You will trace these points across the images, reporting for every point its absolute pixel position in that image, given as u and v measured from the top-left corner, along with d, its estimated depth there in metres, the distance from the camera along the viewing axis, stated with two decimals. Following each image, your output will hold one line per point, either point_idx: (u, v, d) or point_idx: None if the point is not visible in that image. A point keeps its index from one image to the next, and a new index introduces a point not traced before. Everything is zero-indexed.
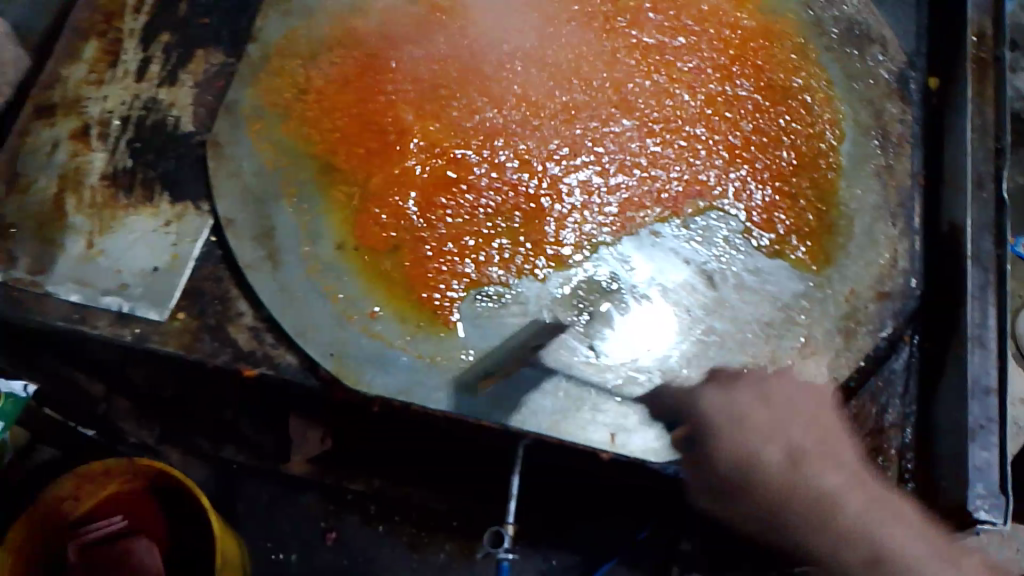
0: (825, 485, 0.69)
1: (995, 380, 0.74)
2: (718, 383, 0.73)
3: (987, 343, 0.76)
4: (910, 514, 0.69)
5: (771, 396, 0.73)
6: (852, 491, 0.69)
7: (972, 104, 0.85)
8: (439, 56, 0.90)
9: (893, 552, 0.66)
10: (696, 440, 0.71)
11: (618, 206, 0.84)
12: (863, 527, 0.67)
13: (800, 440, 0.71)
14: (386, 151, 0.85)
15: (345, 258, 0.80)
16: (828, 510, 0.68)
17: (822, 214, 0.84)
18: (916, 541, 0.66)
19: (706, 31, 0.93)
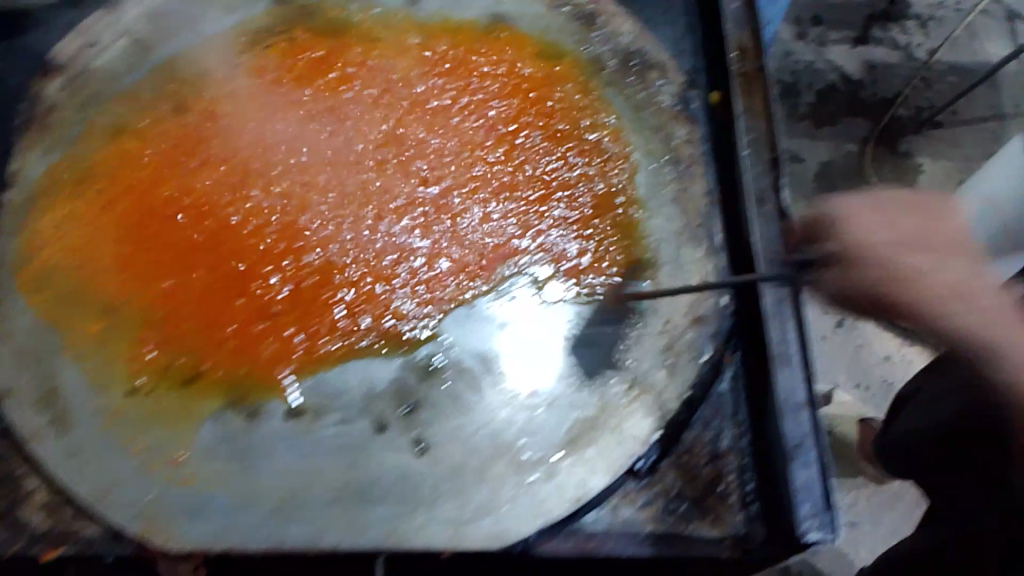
0: (951, 278, 0.65)
1: (805, 395, 0.71)
2: (858, 202, 0.70)
3: (791, 359, 0.73)
4: None
5: (894, 212, 0.69)
6: (995, 313, 0.65)
7: (743, 123, 0.85)
8: (213, 164, 0.85)
9: None
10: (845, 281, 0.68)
11: (424, 285, 0.80)
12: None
13: (939, 235, 0.68)
14: (177, 277, 0.80)
15: (144, 402, 0.75)
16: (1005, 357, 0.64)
17: (627, 251, 0.83)
18: None
19: (485, 87, 0.90)
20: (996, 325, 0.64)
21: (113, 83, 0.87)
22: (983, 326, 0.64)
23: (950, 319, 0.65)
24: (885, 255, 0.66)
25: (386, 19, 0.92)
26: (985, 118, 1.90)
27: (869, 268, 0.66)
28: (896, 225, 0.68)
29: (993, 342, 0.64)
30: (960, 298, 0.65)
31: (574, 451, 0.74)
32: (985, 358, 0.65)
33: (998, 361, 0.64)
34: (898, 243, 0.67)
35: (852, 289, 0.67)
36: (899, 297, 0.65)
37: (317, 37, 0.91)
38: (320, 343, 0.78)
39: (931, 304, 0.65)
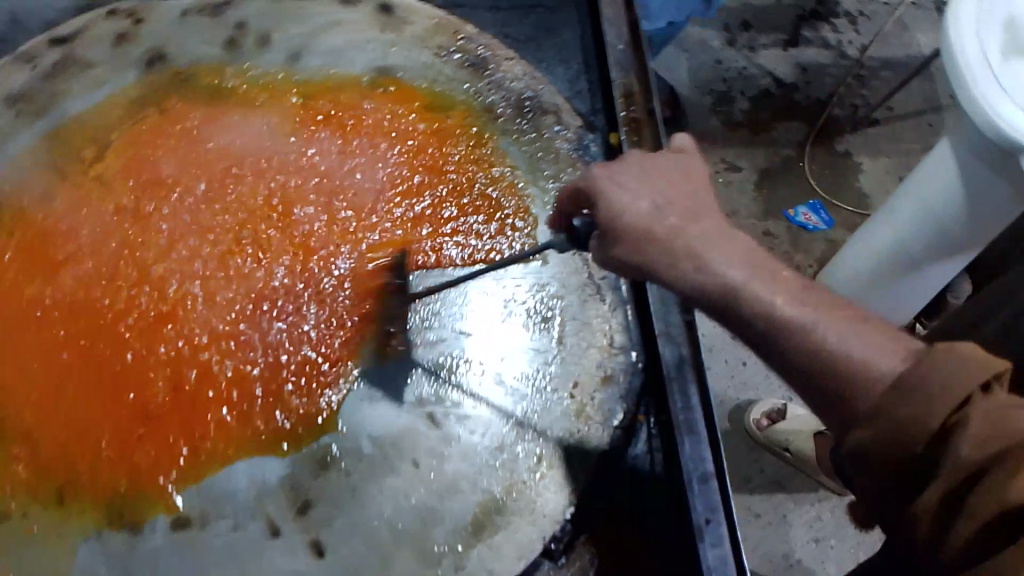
0: (695, 229, 0.59)
1: (713, 466, 0.68)
2: (602, 167, 0.66)
3: (696, 427, 0.69)
4: (853, 310, 0.51)
5: (669, 171, 0.64)
6: (744, 255, 0.57)
7: None
8: (86, 254, 0.79)
9: (778, 325, 0.52)
10: (605, 237, 0.64)
11: (317, 367, 0.75)
12: (739, 307, 0.54)
13: (677, 189, 0.62)
14: (48, 384, 0.74)
15: (14, 525, 0.69)
16: (730, 296, 0.55)
17: (532, 311, 0.79)
18: (837, 331, 0.49)
19: (377, 146, 0.86)
20: (735, 258, 0.57)
21: None
22: (738, 271, 0.55)
23: (728, 287, 0.55)
24: (629, 213, 0.61)
25: (266, 81, 0.89)
26: (922, 111, 1.87)
27: (626, 233, 0.61)
28: (622, 180, 0.64)
29: (756, 288, 0.54)
30: (691, 238, 0.58)
31: (482, 537, 0.69)
32: (730, 311, 0.55)
33: (785, 297, 0.53)
34: (607, 191, 0.64)
35: (621, 253, 0.62)
36: (641, 254, 0.60)
37: (195, 109, 0.87)
38: (206, 443, 0.72)
39: (684, 257, 0.58)
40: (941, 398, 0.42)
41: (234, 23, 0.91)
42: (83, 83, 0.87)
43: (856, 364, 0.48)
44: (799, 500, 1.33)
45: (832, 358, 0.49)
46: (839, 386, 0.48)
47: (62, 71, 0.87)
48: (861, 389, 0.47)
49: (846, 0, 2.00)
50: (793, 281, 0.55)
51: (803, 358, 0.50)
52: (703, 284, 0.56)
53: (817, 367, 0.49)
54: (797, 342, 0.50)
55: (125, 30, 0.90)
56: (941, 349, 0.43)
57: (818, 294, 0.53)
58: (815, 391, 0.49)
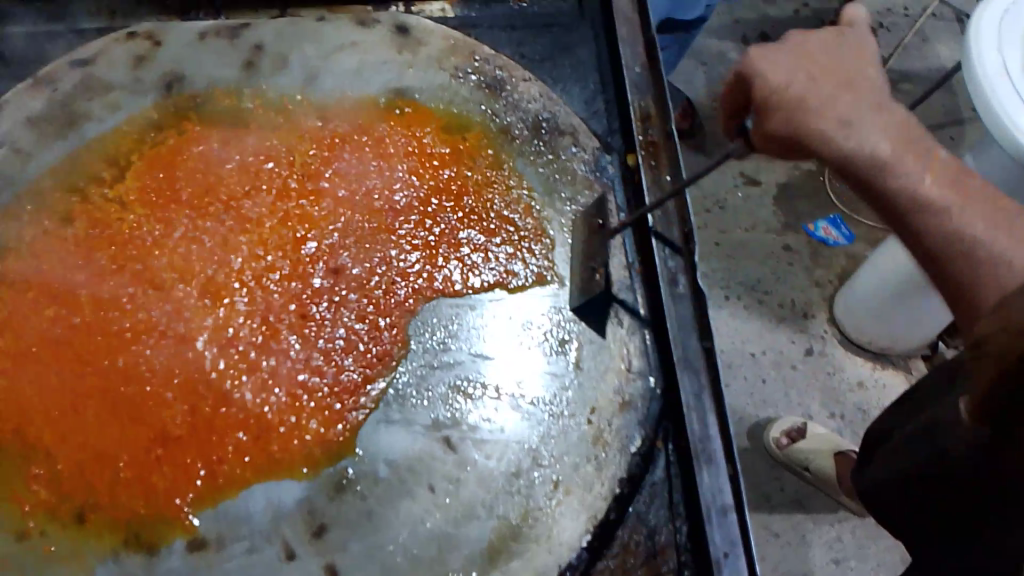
0: (862, 109, 0.63)
1: (731, 497, 0.69)
2: (773, 42, 0.69)
3: (715, 458, 0.71)
4: (1013, 208, 0.57)
5: (816, 54, 0.66)
6: (894, 137, 0.61)
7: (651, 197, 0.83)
8: (104, 275, 0.80)
9: (944, 209, 0.58)
10: (756, 111, 0.67)
11: (334, 392, 0.76)
12: (883, 182, 0.60)
13: (846, 69, 0.65)
14: (66, 405, 0.74)
15: (33, 546, 0.69)
16: (879, 168, 0.60)
17: (548, 335, 0.78)
18: (1000, 223, 0.56)
19: (393, 169, 0.87)
20: (912, 144, 0.61)
21: None
22: (885, 145, 0.61)
23: (852, 133, 0.61)
24: (789, 87, 0.65)
25: (282, 103, 0.89)
26: (943, 125, 1.85)
27: (778, 100, 0.65)
28: (846, 61, 0.66)
29: (901, 158, 0.60)
30: (865, 123, 0.62)
31: (498, 564, 0.69)
32: (850, 174, 0.62)
33: (935, 180, 0.59)
34: (841, 68, 0.65)
35: (775, 121, 0.65)
36: (804, 124, 0.63)
37: (212, 131, 0.88)
38: (223, 466, 0.72)
39: (834, 130, 0.62)
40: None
41: (250, 44, 0.92)
42: (102, 104, 0.88)
43: (978, 260, 0.55)
44: (819, 520, 1.32)
45: (972, 242, 0.56)
46: (952, 251, 0.57)
47: (83, 93, 0.88)
48: (994, 280, 0.54)
49: (865, 12, 1.98)
50: (943, 163, 0.60)
51: (917, 224, 0.59)
52: (851, 152, 0.61)
53: (957, 244, 0.56)
54: (952, 222, 0.57)
55: (145, 51, 0.90)
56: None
57: (971, 185, 0.59)
58: (913, 245, 0.60)
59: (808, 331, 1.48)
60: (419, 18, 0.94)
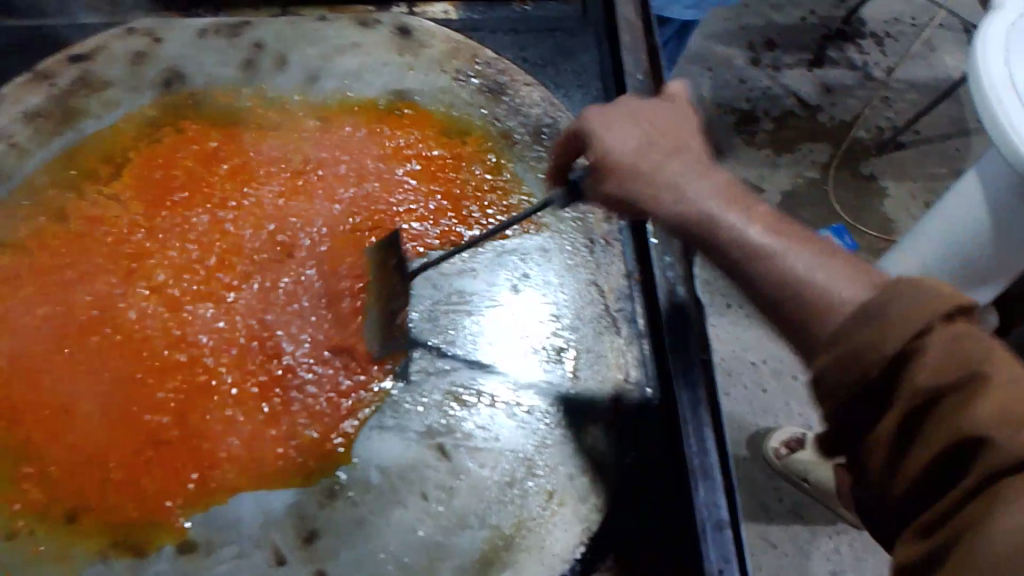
0: (687, 167, 0.62)
1: (728, 511, 0.68)
2: (602, 108, 0.71)
3: (711, 472, 0.70)
4: (841, 254, 0.53)
5: (648, 120, 0.67)
6: (715, 189, 0.59)
7: None
8: (98, 274, 0.79)
9: (767, 250, 0.54)
10: (597, 178, 0.68)
11: (329, 397, 0.75)
12: (706, 225, 0.57)
13: (666, 134, 0.65)
14: (59, 404, 0.73)
15: (20, 545, 0.67)
16: (701, 215, 0.58)
17: (545, 343, 0.78)
18: (831, 264, 0.52)
19: (392, 172, 0.86)
20: (738, 199, 0.58)
21: None
22: (711, 200, 0.58)
23: (682, 185, 0.60)
24: (616, 154, 0.66)
25: (282, 103, 0.89)
26: (947, 135, 1.84)
27: (613, 166, 0.65)
28: (661, 124, 0.67)
29: (710, 210, 0.58)
30: (689, 180, 0.60)
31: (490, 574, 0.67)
32: (682, 227, 0.59)
33: (759, 229, 0.55)
34: (656, 132, 0.66)
35: (612, 187, 0.65)
36: (636, 186, 0.63)
37: (210, 130, 0.87)
38: (216, 469, 0.71)
39: (660, 186, 0.61)
40: (907, 322, 0.45)
41: (251, 43, 0.91)
42: (100, 101, 0.87)
43: (811, 300, 0.51)
44: (816, 531, 1.30)
45: (788, 281, 0.52)
46: (784, 297, 0.52)
47: (81, 89, 0.87)
48: (822, 319, 0.50)
49: (872, 21, 1.97)
50: (766, 215, 0.56)
51: (748, 268, 0.54)
52: (676, 206, 0.60)
53: (781, 285, 0.52)
54: (777, 263, 0.53)
55: (144, 48, 0.90)
56: (895, 290, 0.46)
57: (795, 234, 0.55)
58: (755, 292, 0.54)
59: None
60: (422, 20, 0.94)
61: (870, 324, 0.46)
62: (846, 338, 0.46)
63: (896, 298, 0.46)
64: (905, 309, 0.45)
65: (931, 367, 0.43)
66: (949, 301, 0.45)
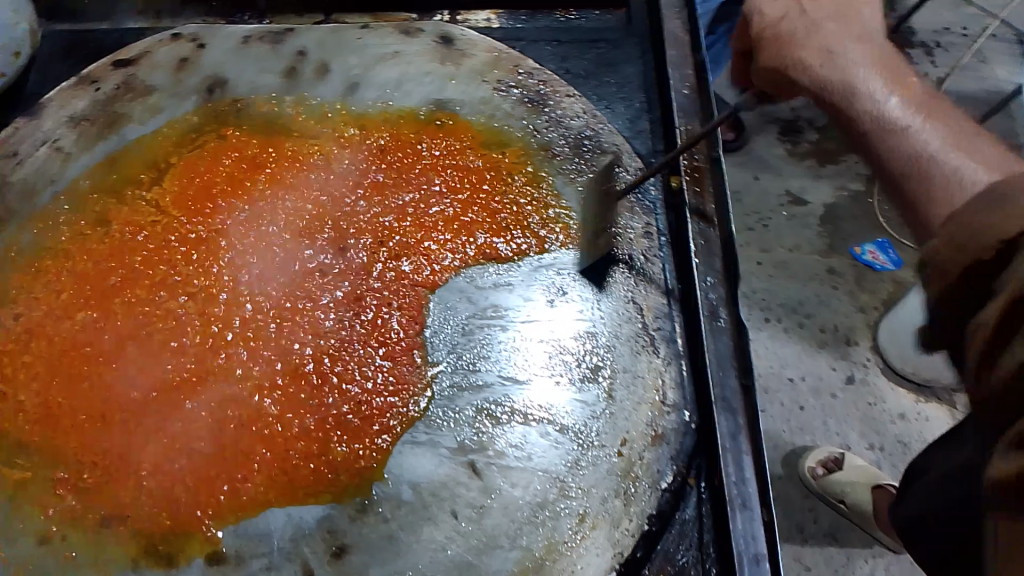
0: (849, 48, 0.64)
1: (765, 545, 0.66)
2: None
3: (750, 503, 0.67)
4: (990, 143, 0.56)
5: (828, 2, 0.69)
6: (872, 71, 0.62)
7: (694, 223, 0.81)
8: (137, 280, 0.80)
9: (908, 129, 0.57)
10: (763, 42, 0.70)
11: (361, 411, 0.75)
12: (853, 97, 0.61)
13: (847, 15, 0.67)
14: (95, 413, 0.74)
15: (54, 550, 0.68)
16: (850, 92, 0.61)
17: (581, 362, 0.76)
18: (961, 148, 0.54)
19: (430, 183, 0.86)
20: (899, 77, 0.62)
21: (33, 198, 0.82)
22: (865, 71, 0.62)
23: (830, 63, 0.64)
24: (785, 29, 0.68)
25: (323, 111, 0.88)
26: None
27: (774, 38, 0.69)
28: (831, 7, 0.67)
29: (860, 83, 0.61)
30: (856, 50, 0.64)
31: None
32: (829, 98, 0.63)
33: (913, 107, 0.59)
34: (850, 12, 0.67)
35: (765, 56, 0.69)
36: (791, 54, 0.66)
37: (250, 137, 0.87)
38: (249, 482, 0.71)
39: (813, 59, 0.65)
40: (1015, 203, 0.41)
41: (293, 50, 0.91)
42: (143, 106, 0.87)
43: (933, 169, 0.54)
44: (854, 555, 1.26)
45: (920, 155, 0.55)
46: (907, 168, 0.55)
47: (124, 94, 0.88)
48: (940, 188, 0.53)
49: (922, 30, 1.92)
50: (920, 91, 0.60)
51: (875, 138, 0.59)
52: (828, 79, 0.63)
53: (906, 158, 0.56)
54: (905, 140, 0.57)
55: (188, 54, 0.90)
56: (1014, 175, 0.43)
57: (947, 117, 0.58)
58: (872, 159, 0.59)
59: (850, 357, 1.43)
60: (463, 30, 0.93)
61: (976, 197, 0.43)
62: (951, 214, 0.45)
63: (1015, 186, 0.42)
64: (1018, 192, 0.41)
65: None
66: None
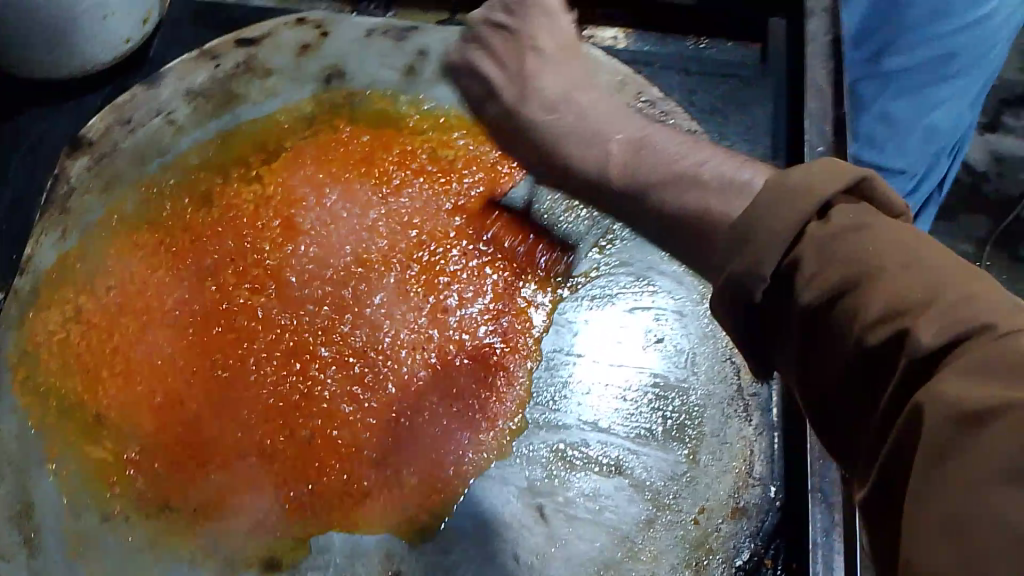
0: (567, 91, 0.61)
1: None
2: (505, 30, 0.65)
3: None
4: (698, 172, 0.53)
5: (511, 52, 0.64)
6: (589, 118, 0.59)
7: None
8: (230, 263, 0.79)
9: (642, 184, 0.54)
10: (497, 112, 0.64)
11: (436, 430, 0.73)
12: (576, 162, 0.58)
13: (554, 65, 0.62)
14: (172, 394, 0.74)
15: (115, 529, 0.69)
16: (579, 150, 0.58)
17: (667, 417, 0.73)
18: (707, 172, 0.52)
19: (533, 200, 0.83)
20: (607, 121, 0.59)
21: (142, 166, 0.83)
22: (575, 122, 0.59)
23: (549, 121, 0.60)
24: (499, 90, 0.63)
25: (436, 115, 0.87)
26: None
27: (501, 103, 0.63)
28: (545, 36, 0.64)
29: (595, 130, 0.58)
30: (555, 90, 0.61)
31: None
32: (557, 168, 0.59)
33: (630, 149, 0.56)
34: (524, 37, 0.64)
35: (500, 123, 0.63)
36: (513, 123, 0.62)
37: (359, 130, 0.86)
38: (315, 493, 0.70)
39: (535, 129, 0.60)
40: (871, 254, 0.40)
41: (415, 49, 0.89)
42: (261, 88, 0.87)
43: (702, 202, 0.51)
44: None
45: (675, 210, 0.52)
46: (679, 224, 0.52)
47: (243, 72, 0.88)
48: (708, 220, 0.50)
49: None
50: (626, 134, 0.58)
51: (636, 182, 0.55)
52: (554, 145, 0.59)
53: (662, 206, 0.53)
54: (655, 195, 0.54)
55: (311, 40, 0.89)
56: (813, 218, 0.42)
57: (658, 148, 0.56)
58: (647, 209, 0.54)
59: None
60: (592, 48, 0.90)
61: (806, 252, 0.42)
62: (795, 271, 0.42)
63: (837, 235, 0.41)
64: (861, 244, 0.41)
65: (885, 294, 0.39)
66: (852, 183, 0.43)
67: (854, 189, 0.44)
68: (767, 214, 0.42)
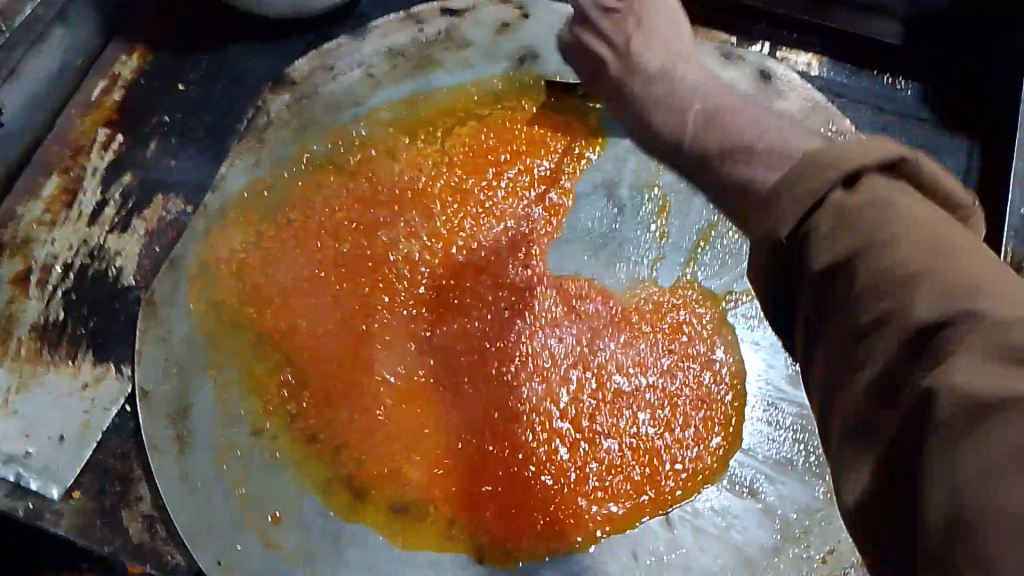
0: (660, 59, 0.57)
1: None
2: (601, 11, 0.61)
3: None
4: (755, 140, 0.46)
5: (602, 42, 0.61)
6: (676, 87, 0.54)
7: None
8: (405, 219, 0.82)
9: (702, 149, 0.49)
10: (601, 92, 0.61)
11: (574, 415, 0.74)
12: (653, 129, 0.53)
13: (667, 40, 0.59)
14: (333, 333, 0.77)
15: (263, 443, 0.73)
16: (656, 121, 0.53)
17: (810, 451, 0.72)
18: (760, 140, 0.45)
19: (702, 214, 0.82)
20: (691, 91, 0.54)
21: (336, 114, 0.87)
22: (661, 89, 0.55)
23: (638, 94, 0.56)
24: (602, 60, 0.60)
25: None
26: None
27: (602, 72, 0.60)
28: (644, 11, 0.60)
29: (676, 99, 0.53)
30: (655, 61, 0.57)
31: None
32: (644, 135, 0.55)
33: (707, 118, 0.50)
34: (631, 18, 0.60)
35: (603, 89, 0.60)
36: (615, 96, 0.58)
37: (543, 113, 0.87)
38: (453, 453, 0.72)
39: (630, 106, 0.57)
40: (887, 228, 0.36)
41: None
42: (457, 58, 0.89)
43: (747, 175, 0.45)
44: None
45: (728, 180, 0.46)
46: (734, 198, 0.45)
47: (442, 41, 0.90)
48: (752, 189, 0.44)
49: None
50: (705, 99, 0.52)
51: (703, 148, 0.49)
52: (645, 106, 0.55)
53: (719, 173, 0.47)
54: (713, 156, 0.48)
55: (511, 20, 0.91)
56: (837, 186, 0.38)
57: (732, 116, 0.49)
58: (708, 176, 0.48)
59: None
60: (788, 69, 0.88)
61: (819, 222, 0.38)
62: (807, 236, 0.38)
63: (860, 207, 0.37)
64: (877, 219, 0.36)
65: (905, 280, 0.35)
66: (891, 160, 0.38)
67: (892, 165, 0.38)
68: (794, 184, 0.39)
